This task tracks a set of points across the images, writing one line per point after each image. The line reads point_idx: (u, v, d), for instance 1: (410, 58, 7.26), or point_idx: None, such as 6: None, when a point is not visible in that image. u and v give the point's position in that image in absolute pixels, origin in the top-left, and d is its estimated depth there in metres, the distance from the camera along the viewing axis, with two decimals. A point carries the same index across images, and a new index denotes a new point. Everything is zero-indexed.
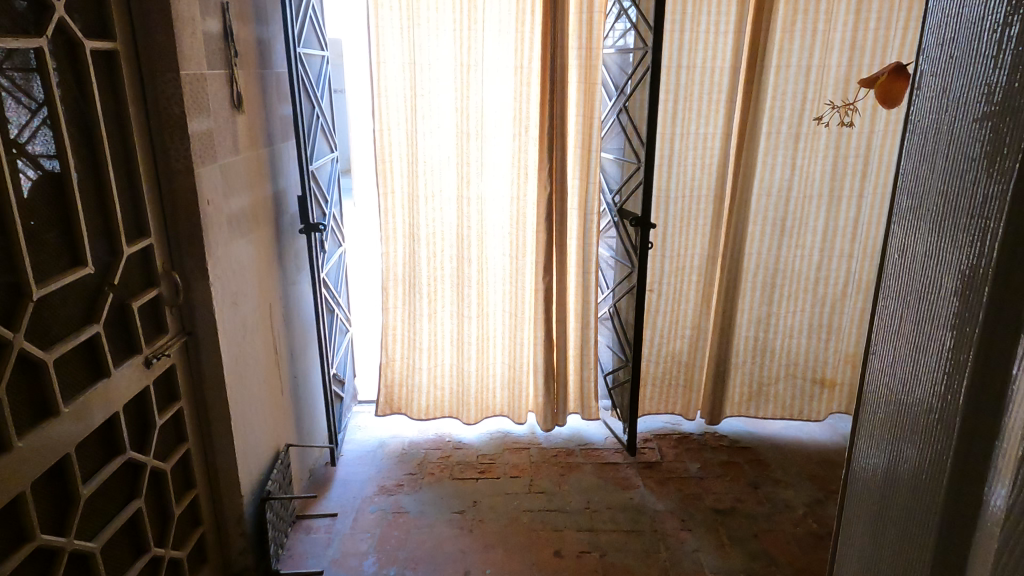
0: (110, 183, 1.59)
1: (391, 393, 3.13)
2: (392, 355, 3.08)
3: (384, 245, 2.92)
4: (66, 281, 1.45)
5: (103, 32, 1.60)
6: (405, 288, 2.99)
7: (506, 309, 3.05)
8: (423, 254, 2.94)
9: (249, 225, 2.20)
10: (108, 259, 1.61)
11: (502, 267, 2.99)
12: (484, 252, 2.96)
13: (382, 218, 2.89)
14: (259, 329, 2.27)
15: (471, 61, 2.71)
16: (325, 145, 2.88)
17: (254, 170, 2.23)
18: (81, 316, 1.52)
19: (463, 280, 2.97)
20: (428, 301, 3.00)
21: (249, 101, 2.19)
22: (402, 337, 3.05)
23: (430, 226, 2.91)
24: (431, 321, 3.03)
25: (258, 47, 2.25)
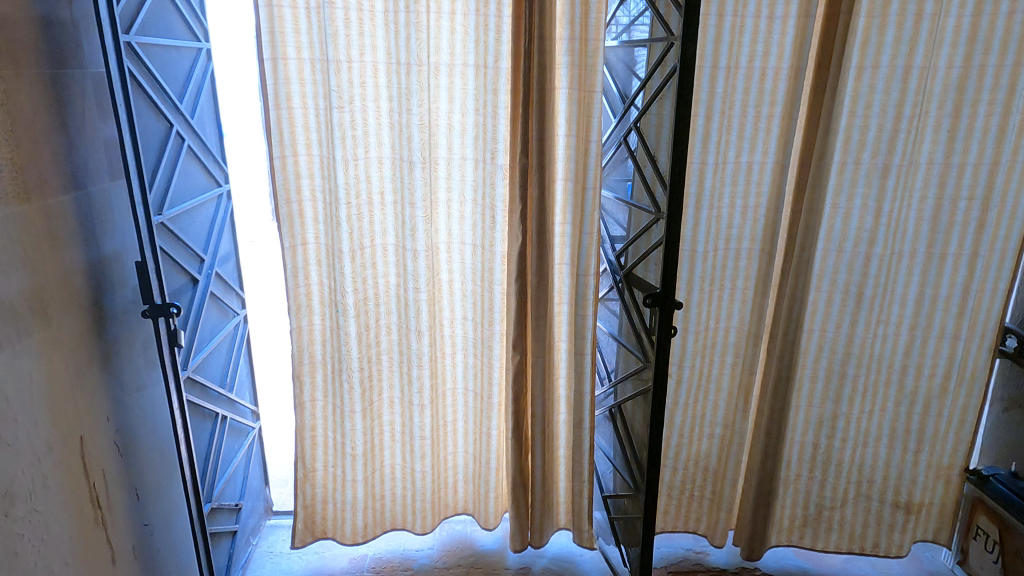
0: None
1: (312, 514, 2.18)
2: (312, 463, 2.13)
3: (297, 318, 1.96)
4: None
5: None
6: (330, 372, 2.04)
7: (460, 385, 2.17)
8: (352, 331, 2.00)
9: (24, 327, 1.35)
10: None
11: (458, 332, 2.11)
12: (436, 317, 2.07)
13: (292, 281, 1.93)
14: (48, 488, 1.42)
15: (410, 59, 1.81)
16: (211, 179, 2.02)
17: (35, 236, 1.38)
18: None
19: (407, 364, 2.07)
20: (363, 393, 2.08)
21: (18, 121, 1.33)
22: (332, 439, 2.12)
23: (364, 287, 1.99)
24: (366, 418, 2.10)
25: (42, 33, 1.40)
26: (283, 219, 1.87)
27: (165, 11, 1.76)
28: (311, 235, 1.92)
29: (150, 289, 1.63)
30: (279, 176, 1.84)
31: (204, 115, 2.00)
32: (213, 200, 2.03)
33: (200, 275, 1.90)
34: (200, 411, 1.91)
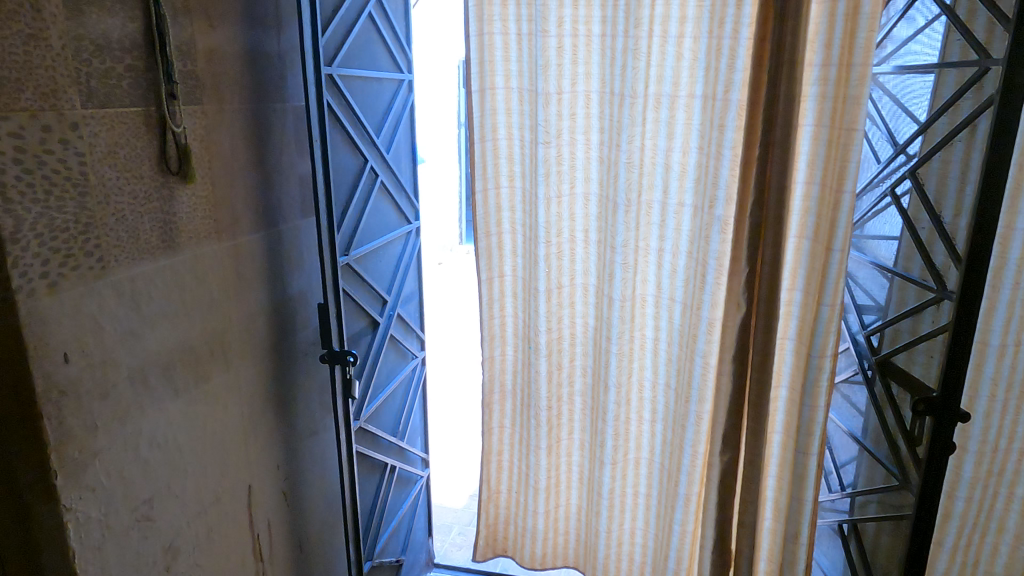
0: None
1: (494, 533, 1.92)
2: (495, 485, 1.88)
3: (489, 347, 1.76)
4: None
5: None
6: (520, 405, 1.80)
7: (644, 455, 1.75)
8: (542, 371, 1.72)
9: (201, 372, 1.31)
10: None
11: (652, 395, 1.70)
12: (628, 375, 1.70)
13: (486, 312, 1.74)
14: (210, 541, 1.35)
15: (625, 90, 1.53)
16: (401, 216, 1.92)
17: (222, 275, 1.34)
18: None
19: (596, 414, 1.72)
20: (550, 430, 1.78)
21: (217, 157, 1.30)
22: (517, 466, 1.85)
23: (559, 325, 1.71)
24: (551, 455, 1.79)
25: (247, 68, 1.37)
26: (482, 252, 1.70)
27: (370, 42, 1.69)
28: (509, 267, 1.72)
29: (329, 334, 1.53)
30: (480, 210, 1.67)
31: (401, 150, 1.92)
32: (401, 238, 1.93)
33: (382, 318, 1.81)
34: (368, 462, 1.81)
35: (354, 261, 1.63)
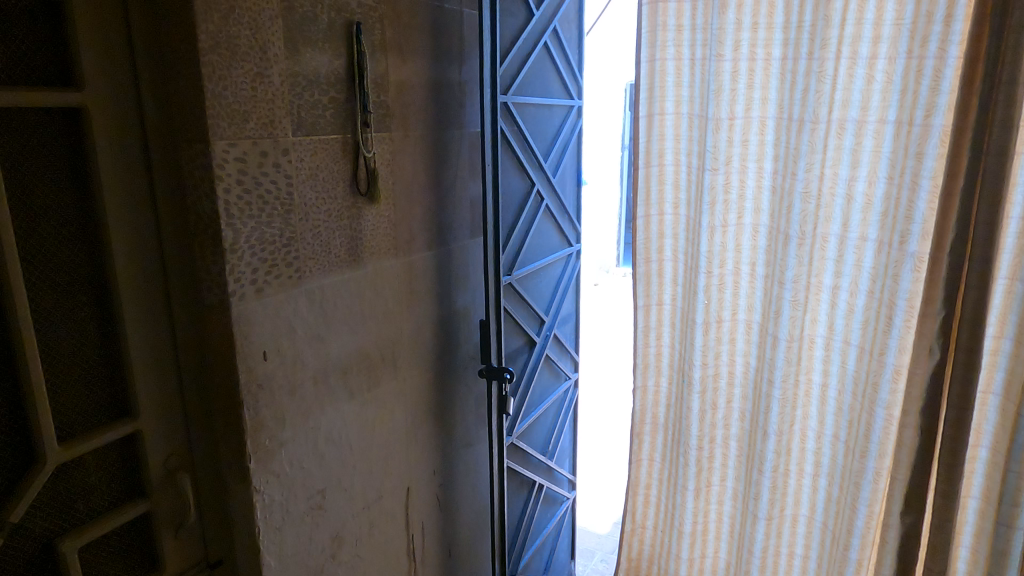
0: (25, 342, 0.92)
1: (637, 569, 1.89)
2: (639, 519, 1.84)
3: (642, 377, 1.73)
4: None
5: (64, 80, 0.95)
6: (671, 440, 1.74)
7: (803, 511, 1.61)
8: (694, 408, 1.66)
9: (373, 377, 1.41)
10: (18, 474, 0.96)
11: (817, 445, 1.56)
12: (790, 421, 1.56)
13: (641, 340, 1.72)
14: (371, 536, 1.45)
15: (805, 115, 1.42)
16: (562, 238, 1.95)
17: (397, 288, 1.44)
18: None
19: (752, 462, 1.62)
20: (699, 473, 1.70)
21: (400, 179, 1.41)
22: (664, 505, 1.80)
23: (716, 361, 1.63)
24: (698, 499, 1.72)
25: (431, 96, 1.48)
26: (640, 278, 1.68)
27: (543, 70, 1.75)
28: (668, 296, 1.68)
29: (488, 350, 1.59)
30: (641, 236, 1.66)
31: (567, 173, 1.95)
32: (562, 260, 1.96)
33: (538, 337, 1.85)
34: (517, 478, 1.85)
35: (516, 281, 1.68)
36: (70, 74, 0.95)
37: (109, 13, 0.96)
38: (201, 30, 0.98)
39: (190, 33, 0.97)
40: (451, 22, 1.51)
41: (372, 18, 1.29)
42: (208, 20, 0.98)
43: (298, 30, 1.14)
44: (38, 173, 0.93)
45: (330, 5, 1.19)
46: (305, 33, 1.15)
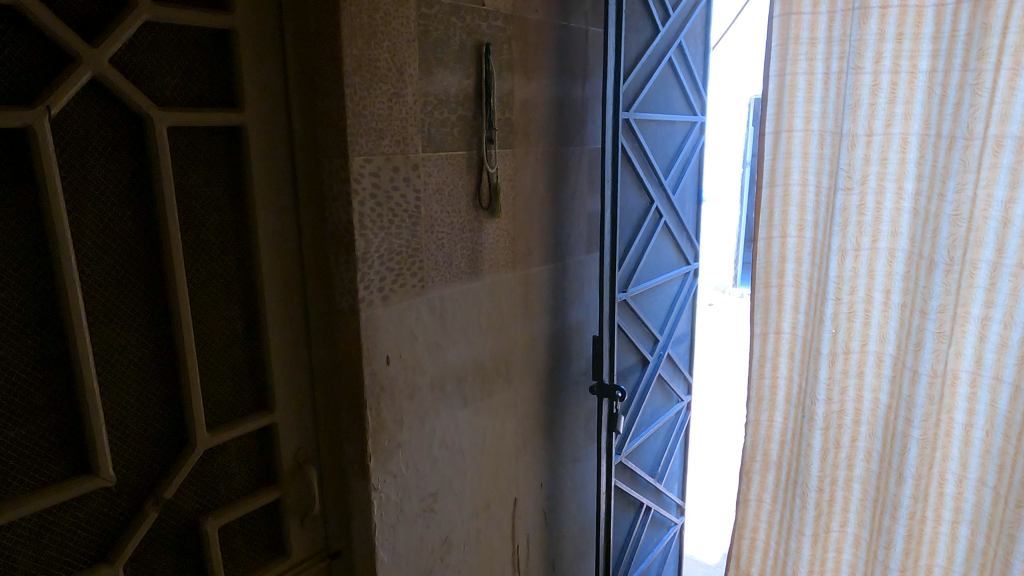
0: (182, 329, 1.02)
1: None
2: (746, 565, 1.70)
3: (755, 410, 1.59)
4: (43, 506, 0.91)
5: (227, 102, 1.05)
6: (785, 480, 1.59)
7: (940, 563, 1.43)
8: (816, 445, 1.50)
9: (486, 387, 1.45)
10: (172, 455, 1.06)
11: (957, 491, 1.37)
12: (926, 466, 1.38)
13: (756, 371, 1.58)
14: (478, 543, 1.47)
15: (957, 131, 1.25)
16: (680, 257, 1.91)
17: (513, 300, 1.47)
18: (82, 556, 0.98)
19: (879, 501, 1.46)
20: (818, 517, 1.54)
21: (520, 194, 1.44)
22: (774, 551, 1.65)
23: (841, 397, 1.47)
24: (815, 546, 1.55)
25: (554, 113, 1.50)
26: (757, 304, 1.55)
27: (666, 86, 1.73)
28: (788, 324, 1.53)
29: (600, 366, 1.59)
30: (761, 259, 1.52)
31: (687, 191, 1.91)
32: (678, 278, 1.92)
33: (651, 356, 1.82)
34: (624, 498, 1.82)
35: (631, 298, 1.67)
36: (232, 96, 1.06)
37: (268, 41, 1.06)
38: (346, 54, 1.05)
39: (337, 58, 1.05)
40: (575, 40, 1.54)
41: (500, 39, 1.33)
42: (353, 45, 1.06)
43: (432, 52, 1.20)
44: (202, 185, 1.03)
45: (462, 28, 1.24)
46: (438, 54, 1.21)
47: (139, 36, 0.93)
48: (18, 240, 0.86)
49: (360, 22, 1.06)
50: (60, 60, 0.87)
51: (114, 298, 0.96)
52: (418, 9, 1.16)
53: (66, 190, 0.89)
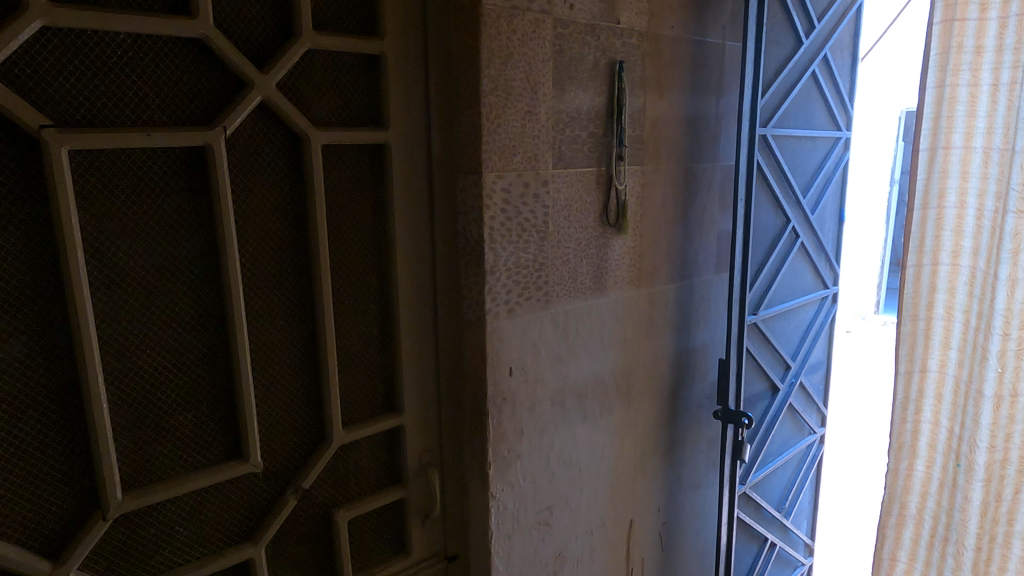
0: (326, 330, 1.09)
1: None
2: None
3: (894, 457, 1.43)
4: (202, 484, 1.01)
5: (373, 121, 1.12)
6: (930, 537, 1.42)
7: None
8: (974, 499, 1.33)
9: (606, 404, 1.44)
10: (310, 447, 1.15)
11: None
12: None
13: (896, 414, 1.42)
14: (591, 562, 1.46)
15: None
16: (817, 280, 1.81)
17: (637, 319, 1.46)
18: (232, 533, 1.08)
19: None
20: None
21: (648, 212, 1.43)
22: None
23: (1004, 445, 1.28)
24: None
25: (686, 130, 1.47)
26: (902, 338, 1.40)
27: (808, 101, 1.65)
28: (936, 360, 1.37)
29: (726, 391, 1.53)
30: (909, 288, 1.38)
31: (828, 210, 1.81)
32: (815, 302, 1.81)
33: (782, 383, 1.73)
34: (747, 531, 1.73)
35: (761, 322, 1.59)
36: (379, 116, 1.13)
37: (413, 63, 1.13)
38: (484, 75, 1.10)
39: (475, 78, 1.10)
40: (711, 55, 1.50)
41: (635, 56, 1.33)
42: (491, 65, 1.10)
43: (567, 70, 1.22)
44: (348, 198, 1.11)
45: (596, 46, 1.26)
46: (572, 73, 1.23)
47: (302, 62, 1.02)
48: (197, 245, 0.97)
49: (498, 43, 1.11)
50: (235, 85, 0.97)
51: (270, 298, 1.06)
52: (555, 29, 1.18)
53: (235, 201, 0.99)
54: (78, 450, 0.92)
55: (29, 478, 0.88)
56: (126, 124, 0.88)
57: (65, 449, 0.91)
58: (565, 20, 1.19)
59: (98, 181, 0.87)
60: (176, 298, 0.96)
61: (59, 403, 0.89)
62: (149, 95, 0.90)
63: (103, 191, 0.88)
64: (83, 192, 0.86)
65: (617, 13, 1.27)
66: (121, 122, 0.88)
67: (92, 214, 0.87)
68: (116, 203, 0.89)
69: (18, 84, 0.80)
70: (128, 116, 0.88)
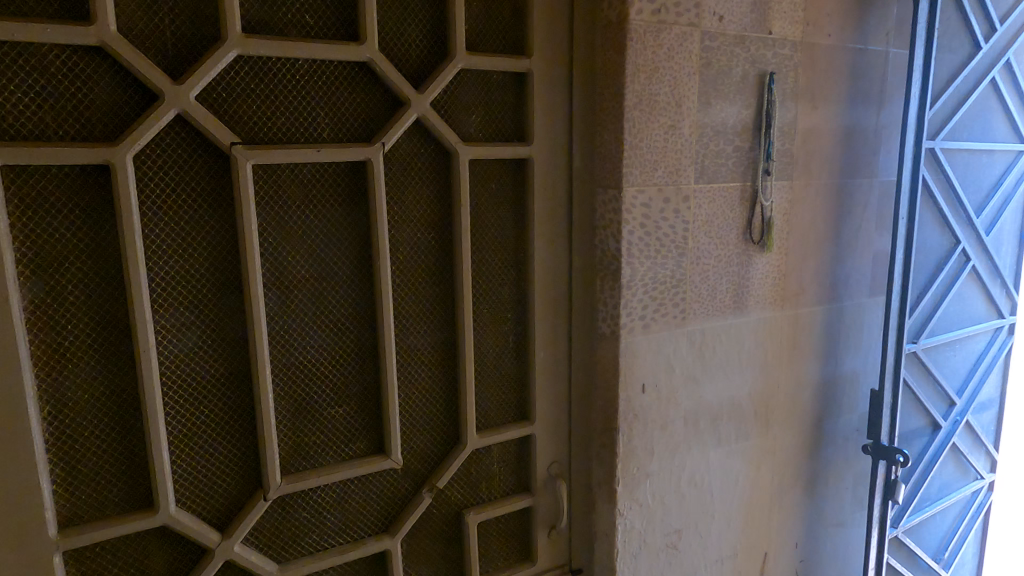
0: (465, 337, 1.14)
1: None
2: None
3: None
4: (349, 475, 1.09)
5: (518, 136, 1.16)
6: None
7: None
8: None
9: (743, 429, 1.38)
10: (447, 449, 1.19)
11: None
12: None
13: None
14: None
15: None
16: (992, 308, 1.63)
17: (779, 341, 1.39)
18: (373, 524, 1.14)
19: None
20: None
21: (796, 230, 1.36)
22: None
23: None
24: None
25: (841, 143, 1.39)
26: None
27: (986, 110, 1.50)
28: None
29: (878, 425, 1.42)
30: None
31: (1007, 231, 1.62)
32: (989, 333, 1.63)
33: (945, 421, 1.57)
34: None
35: (922, 352, 1.46)
36: (522, 131, 1.16)
37: (558, 79, 1.15)
38: (629, 90, 1.10)
39: (619, 93, 1.11)
40: (873, 63, 1.41)
41: (787, 66, 1.27)
42: (635, 80, 1.11)
43: (714, 83, 1.19)
44: (491, 211, 1.15)
45: (746, 57, 1.22)
46: (719, 86, 1.20)
47: (454, 81, 1.08)
48: (354, 251, 1.05)
49: (644, 58, 1.11)
50: (394, 104, 1.04)
51: (416, 304, 1.12)
52: (702, 42, 1.16)
53: (389, 213, 1.06)
54: (247, 434, 1.02)
55: (207, 455, 0.99)
56: (301, 141, 0.97)
57: (237, 432, 1.01)
58: (713, 32, 1.17)
59: (275, 192, 0.97)
60: (334, 301, 1.05)
61: (233, 389, 0.99)
62: (320, 115, 0.98)
63: (278, 201, 0.97)
64: (261, 201, 0.96)
65: (769, 22, 1.23)
66: (296, 140, 0.97)
67: (268, 221, 0.97)
68: (287, 212, 0.98)
69: (216, 106, 0.91)
70: (302, 134, 0.97)
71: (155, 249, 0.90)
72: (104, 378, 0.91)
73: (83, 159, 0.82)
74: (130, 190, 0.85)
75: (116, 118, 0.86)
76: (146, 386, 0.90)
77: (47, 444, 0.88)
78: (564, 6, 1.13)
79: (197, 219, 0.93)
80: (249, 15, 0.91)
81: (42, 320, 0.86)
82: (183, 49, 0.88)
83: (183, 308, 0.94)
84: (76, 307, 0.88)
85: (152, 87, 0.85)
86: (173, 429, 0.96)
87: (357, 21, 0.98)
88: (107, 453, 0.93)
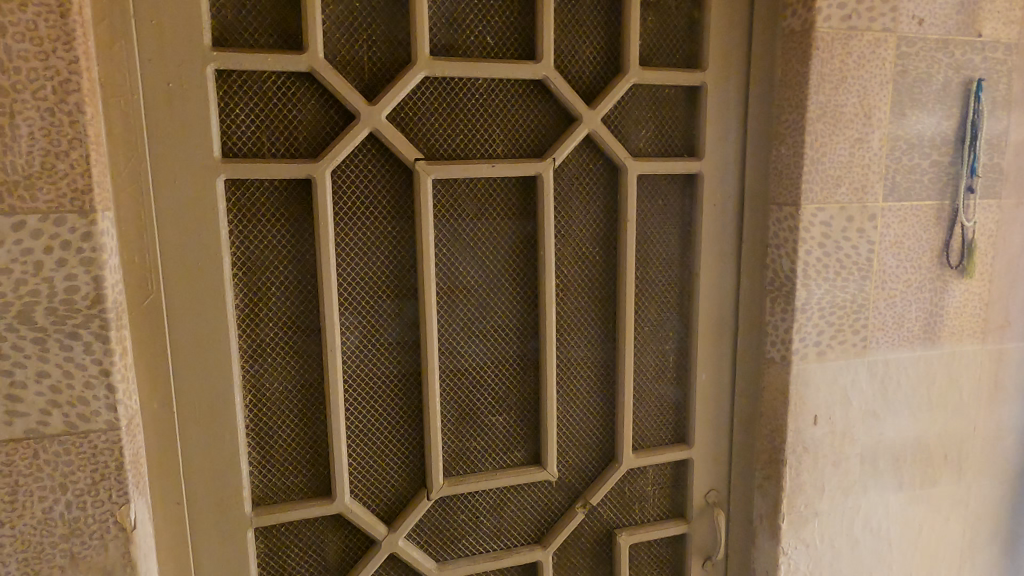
0: (625, 353, 1.12)
1: None
2: None
3: None
4: (506, 483, 1.11)
5: (688, 151, 1.13)
6: None
7: None
8: None
9: (930, 474, 1.24)
10: (601, 466, 1.18)
11: None
12: None
13: None
14: None
15: None
16: None
17: (978, 379, 1.23)
18: (526, 534, 1.15)
19: None
20: None
21: (1003, 254, 1.20)
22: None
23: None
24: None
25: None
26: None
27: None
28: None
29: None
30: None
31: None
32: None
33: None
34: None
35: None
36: (693, 146, 1.13)
37: (733, 92, 1.11)
38: (811, 102, 1.04)
39: (800, 105, 1.05)
40: None
41: (998, 72, 1.14)
42: (819, 92, 1.04)
43: (910, 92, 1.09)
44: (655, 227, 1.13)
45: (949, 64, 1.11)
46: (915, 95, 1.10)
47: (626, 97, 1.08)
48: (521, 264, 1.07)
49: (830, 68, 1.04)
50: (566, 119, 1.05)
51: (577, 317, 1.12)
52: (898, 48, 1.07)
53: (556, 227, 1.08)
54: (413, 436, 1.07)
55: (378, 451, 1.05)
56: (477, 156, 1.01)
57: (405, 432, 1.06)
58: (911, 37, 1.07)
59: (451, 204, 1.02)
60: (500, 311, 1.08)
61: (404, 391, 1.05)
62: (496, 131, 1.02)
63: (453, 214, 1.02)
64: (439, 213, 1.01)
65: (978, 24, 1.11)
66: (473, 155, 1.01)
67: (443, 232, 1.02)
68: (461, 225, 1.03)
69: (404, 124, 0.97)
70: (478, 150, 1.01)
71: (344, 255, 0.98)
72: (295, 373, 1.00)
73: (292, 173, 0.91)
74: (327, 202, 0.93)
75: (318, 137, 0.94)
76: (331, 384, 0.98)
77: (246, 429, 0.98)
78: (742, 17, 1.09)
79: (381, 230, 0.99)
80: (437, 39, 0.97)
81: (249, 317, 0.96)
82: (378, 72, 0.95)
83: (365, 312, 1.01)
84: (277, 307, 0.97)
85: (351, 108, 0.93)
86: (351, 424, 1.03)
87: (535, 40, 1.01)
88: (294, 442, 1.01)
